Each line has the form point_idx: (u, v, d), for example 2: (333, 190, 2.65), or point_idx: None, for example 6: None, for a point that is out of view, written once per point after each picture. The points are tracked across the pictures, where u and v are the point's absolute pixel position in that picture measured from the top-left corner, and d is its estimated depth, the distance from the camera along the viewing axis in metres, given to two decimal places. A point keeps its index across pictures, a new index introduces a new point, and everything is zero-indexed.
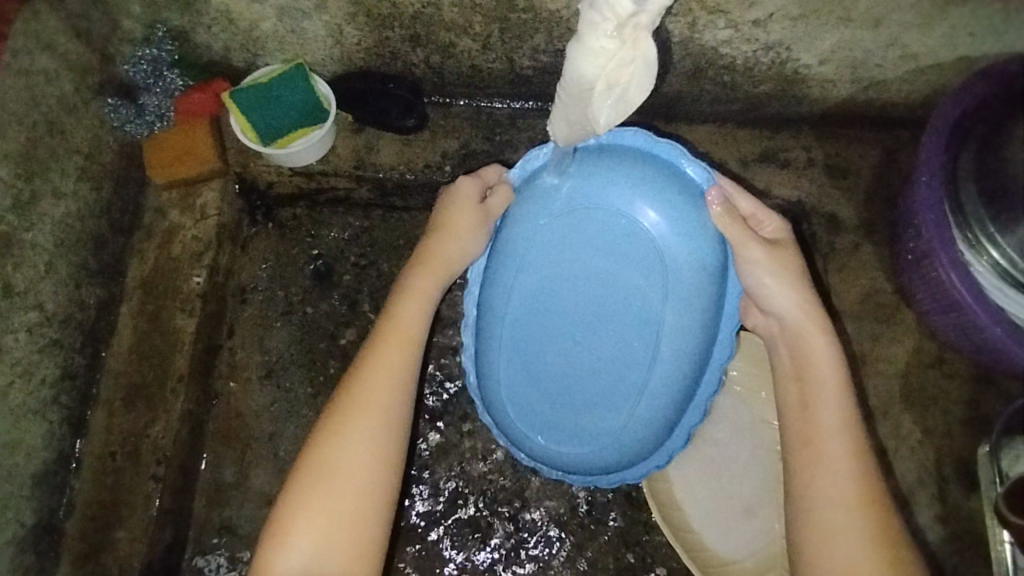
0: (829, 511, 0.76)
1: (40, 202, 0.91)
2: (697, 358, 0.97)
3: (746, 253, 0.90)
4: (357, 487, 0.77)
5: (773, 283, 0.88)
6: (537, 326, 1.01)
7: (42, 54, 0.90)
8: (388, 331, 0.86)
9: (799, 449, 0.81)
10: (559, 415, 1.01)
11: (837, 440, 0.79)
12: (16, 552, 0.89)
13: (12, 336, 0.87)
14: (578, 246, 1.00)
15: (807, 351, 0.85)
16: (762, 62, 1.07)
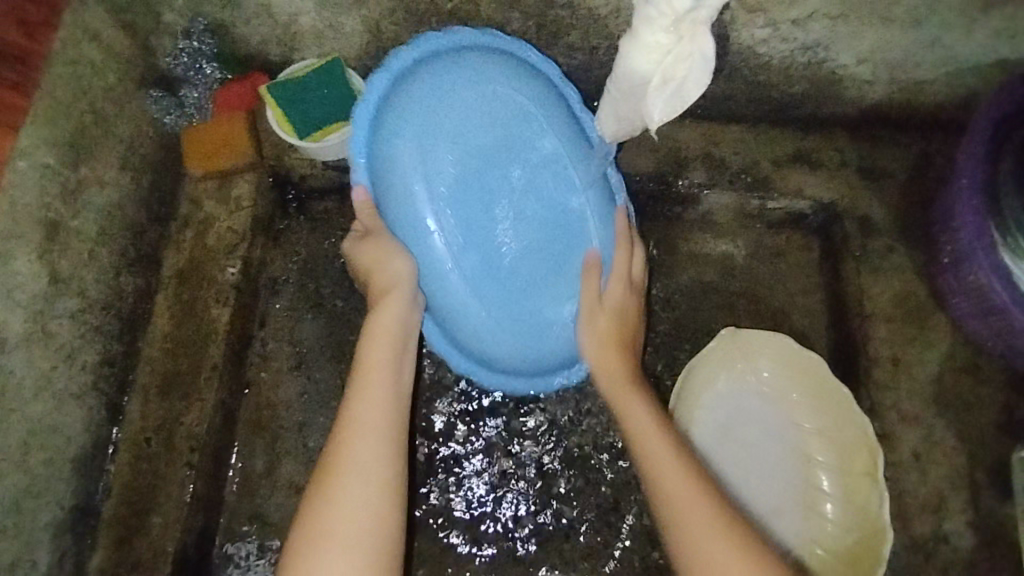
0: (711, 549, 0.71)
1: (85, 190, 0.92)
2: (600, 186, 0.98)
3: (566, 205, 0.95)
4: (370, 511, 0.73)
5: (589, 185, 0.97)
6: (456, 246, 0.93)
7: (90, 45, 0.92)
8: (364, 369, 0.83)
9: (657, 494, 0.78)
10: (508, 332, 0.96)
11: (679, 470, 0.78)
12: (55, 534, 0.90)
13: (56, 321, 0.89)
14: (468, 143, 0.92)
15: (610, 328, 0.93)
16: (799, 62, 1.06)
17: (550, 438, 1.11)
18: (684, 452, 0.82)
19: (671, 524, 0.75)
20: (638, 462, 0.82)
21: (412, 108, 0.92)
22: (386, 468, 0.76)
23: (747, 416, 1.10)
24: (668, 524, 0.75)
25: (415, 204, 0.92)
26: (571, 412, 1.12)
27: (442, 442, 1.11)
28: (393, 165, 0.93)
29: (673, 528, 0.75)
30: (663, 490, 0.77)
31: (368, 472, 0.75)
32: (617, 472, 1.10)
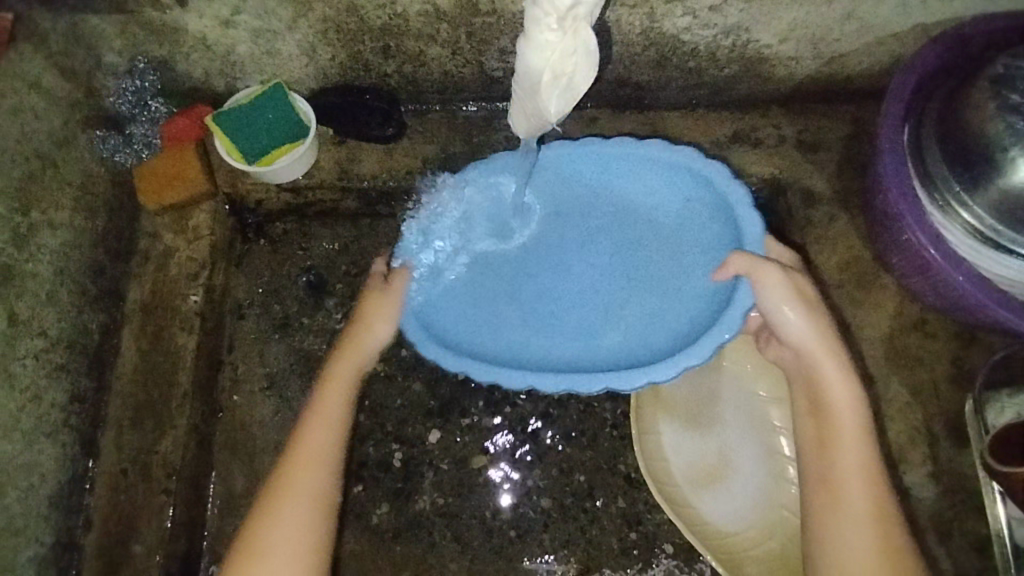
0: (858, 543, 0.83)
1: (37, 234, 0.95)
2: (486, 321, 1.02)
3: (779, 318, 0.92)
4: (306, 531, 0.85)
5: (792, 315, 0.91)
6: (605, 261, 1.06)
7: (29, 93, 0.95)
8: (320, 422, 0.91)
9: (826, 481, 0.88)
10: (667, 241, 1.04)
11: (860, 489, 0.86)
12: (37, 570, 0.92)
13: (19, 363, 0.92)
14: (489, 251, 1.06)
15: (825, 395, 0.91)
16: (724, 46, 1.10)
17: (520, 433, 1.14)
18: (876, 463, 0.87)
19: (834, 525, 0.85)
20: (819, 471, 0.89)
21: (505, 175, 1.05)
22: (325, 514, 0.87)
23: (712, 392, 1.11)
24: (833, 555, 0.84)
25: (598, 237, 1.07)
26: (539, 404, 1.15)
27: (416, 446, 1.13)
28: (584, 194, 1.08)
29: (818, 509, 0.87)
30: (841, 507, 0.85)
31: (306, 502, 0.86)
32: (589, 459, 1.12)
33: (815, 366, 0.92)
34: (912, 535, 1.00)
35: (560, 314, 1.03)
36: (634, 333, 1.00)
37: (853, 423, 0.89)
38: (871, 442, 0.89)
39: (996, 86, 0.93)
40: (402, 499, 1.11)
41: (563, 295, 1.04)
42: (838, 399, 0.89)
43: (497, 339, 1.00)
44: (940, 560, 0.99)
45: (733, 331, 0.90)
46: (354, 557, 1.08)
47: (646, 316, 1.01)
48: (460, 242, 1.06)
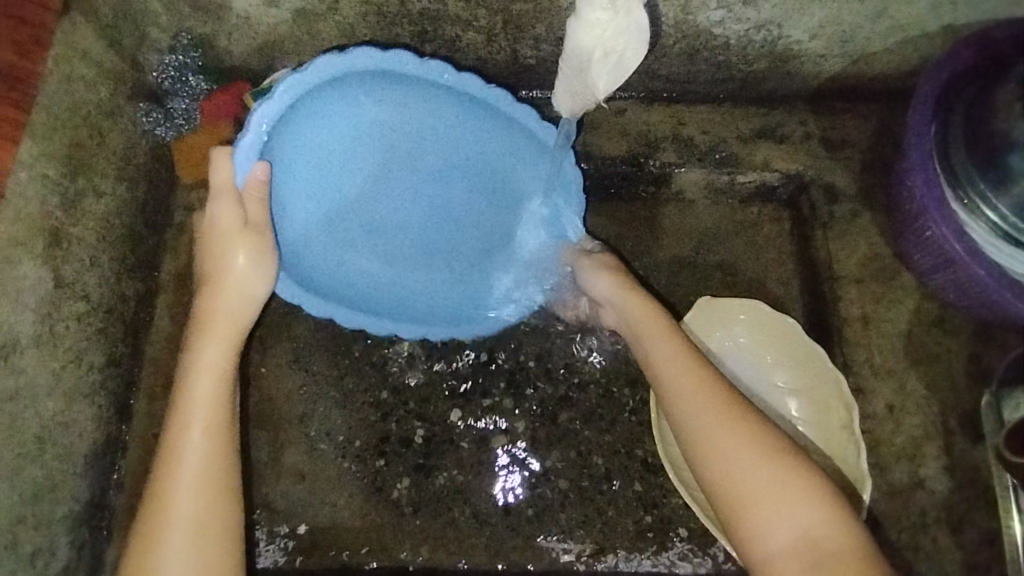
0: (759, 482, 0.80)
1: (83, 200, 0.98)
2: (326, 232, 1.12)
3: (608, 284, 1.04)
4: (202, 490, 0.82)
5: (605, 283, 1.04)
6: (427, 206, 1.16)
7: (79, 63, 0.98)
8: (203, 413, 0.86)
9: (695, 447, 0.85)
10: (500, 199, 1.16)
11: (716, 426, 0.85)
12: (72, 526, 0.95)
13: (62, 324, 0.94)
14: (344, 167, 1.11)
15: (655, 354, 0.95)
16: (755, 40, 1.12)
17: (540, 415, 1.16)
18: (725, 394, 0.88)
19: (722, 484, 0.82)
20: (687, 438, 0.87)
21: (395, 95, 1.07)
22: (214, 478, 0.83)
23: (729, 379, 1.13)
24: (752, 529, 0.79)
25: (436, 179, 1.15)
26: (560, 388, 1.17)
27: (438, 424, 1.15)
28: (448, 132, 1.12)
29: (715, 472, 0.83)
30: (714, 466, 0.83)
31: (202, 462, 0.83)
32: (607, 443, 1.14)
33: (662, 329, 0.97)
34: (925, 526, 1.01)
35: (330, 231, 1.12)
36: (435, 277, 1.16)
37: (689, 372, 0.91)
38: (711, 380, 0.90)
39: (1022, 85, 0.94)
40: (422, 473, 1.13)
41: (403, 217, 1.16)
42: (662, 352, 0.95)
43: (343, 274, 1.12)
44: (952, 551, 1.00)
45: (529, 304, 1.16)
46: (375, 529, 1.11)
47: (435, 263, 1.17)
48: (309, 147, 1.05)
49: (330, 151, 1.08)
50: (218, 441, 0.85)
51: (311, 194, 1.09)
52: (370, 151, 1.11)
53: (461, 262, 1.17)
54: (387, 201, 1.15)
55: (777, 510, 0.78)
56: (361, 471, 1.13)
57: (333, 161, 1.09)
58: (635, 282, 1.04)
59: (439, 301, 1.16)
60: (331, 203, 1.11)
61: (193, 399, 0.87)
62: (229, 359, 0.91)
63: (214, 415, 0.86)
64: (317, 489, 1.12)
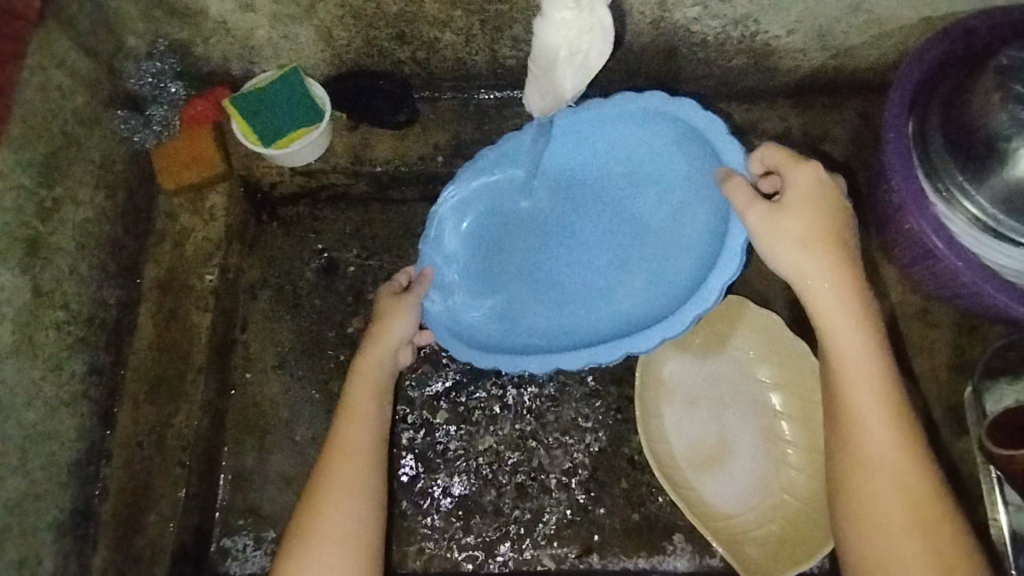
0: (897, 523, 0.75)
1: (62, 209, 0.98)
2: (503, 307, 1.03)
3: (790, 225, 0.82)
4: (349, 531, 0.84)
5: (795, 251, 0.82)
6: (611, 230, 1.04)
7: (55, 71, 0.97)
8: (352, 416, 0.92)
9: (845, 457, 0.79)
10: (675, 203, 1.00)
11: (891, 463, 0.77)
12: (56, 535, 0.94)
13: (42, 333, 0.94)
14: (512, 224, 1.06)
15: (838, 349, 0.81)
16: (733, 37, 1.12)
17: (526, 415, 1.16)
18: (892, 412, 0.78)
19: (857, 506, 0.77)
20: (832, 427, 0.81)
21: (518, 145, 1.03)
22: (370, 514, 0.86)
23: (716, 376, 1.13)
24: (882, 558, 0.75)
25: (615, 200, 1.05)
26: (546, 388, 1.17)
27: (424, 426, 1.15)
28: (596, 146, 1.04)
29: (861, 508, 0.77)
30: (864, 490, 0.77)
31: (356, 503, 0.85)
32: (593, 441, 1.14)
33: (850, 319, 0.81)
34: None
35: (512, 276, 1.04)
36: (645, 296, 0.99)
37: (870, 381, 0.79)
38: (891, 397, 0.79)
39: (999, 77, 0.94)
40: (409, 476, 1.13)
41: (546, 263, 1.05)
42: (858, 361, 0.80)
43: (519, 325, 1.01)
44: None
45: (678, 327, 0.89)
46: None
47: (635, 280, 1.01)
48: (500, 231, 1.05)
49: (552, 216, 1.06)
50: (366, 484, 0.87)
51: (487, 266, 1.04)
52: (579, 187, 1.06)
53: (635, 279, 1.01)
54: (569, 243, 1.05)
55: (898, 540, 0.75)
56: None
57: (523, 219, 1.06)
58: (845, 228, 0.83)
59: (608, 329, 0.98)
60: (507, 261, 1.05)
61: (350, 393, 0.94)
62: (382, 377, 0.95)
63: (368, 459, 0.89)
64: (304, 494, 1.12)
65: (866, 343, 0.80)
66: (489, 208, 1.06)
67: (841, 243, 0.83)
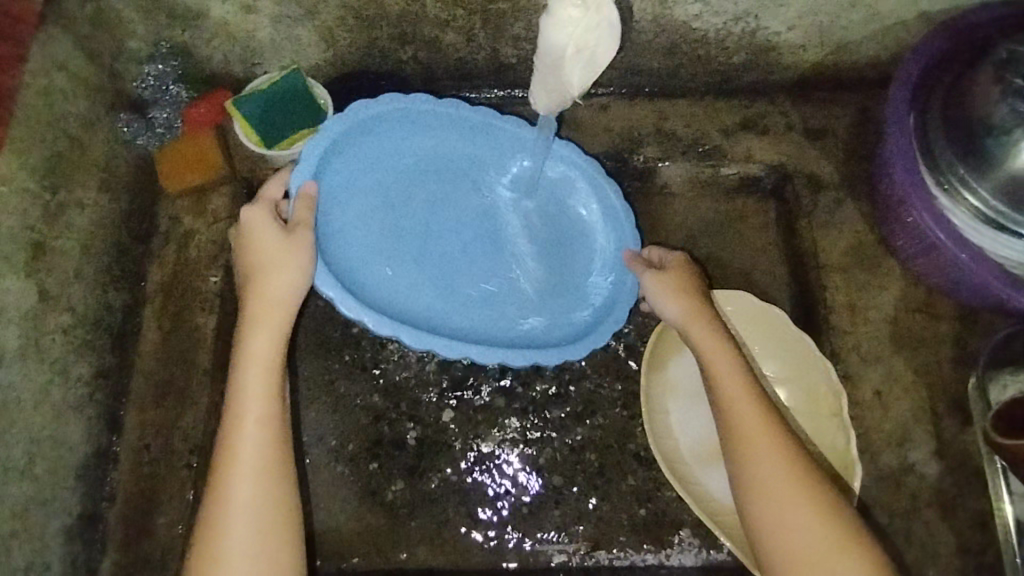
0: (808, 539, 0.82)
1: (66, 212, 0.98)
2: (391, 267, 1.06)
3: (661, 287, 0.98)
4: (256, 508, 0.82)
5: (667, 302, 0.97)
6: (484, 236, 1.11)
7: (57, 75, 0.97)
8: (245, 388, 0.87)
9: (753, 483, 0.86)
10: (568, 234, 1.12)
11: (786, 487, 0.84)
12: (64, 539, 0.94)
13: (49, 337, 0.94)
14: (399, 197, 1.09)
15: (723, 385, 0.92)
16: (733, 33, 1.13)
17: (533, 414, 1.16)
18: (782, 444, 0.87)
19: (775, 538, 0.83)
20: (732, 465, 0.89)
21: (435, 133, 1.11)
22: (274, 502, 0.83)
23: None
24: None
25: (513, 211, 1.12)
26: (553, 387, 1.17)
27: (430, 425, 1.16)
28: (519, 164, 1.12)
29: (770, 536, 0.84)
30: (768, 512, 0.84)
31: (251, 485, 0.83)
32: (599, 438, 1.15)
33: (718, 360, 0.93)
34: (916, 511, 1.02)
35: (364, 246, 1.05)
36: (528, 308, 1.08)
37: (755, 416, 0.89)
38: (773, 426, 0.89)
39: (1000, 70, 0.95)
40: (416, 476, 1.13)
41: (418, 240, 1.08)
42: (739, 396, 0.91)
43: (378, 289, 1.03)
44: (945, 535, 1.01)
45: (586, 348, 1.01)
46: (371, 533, 1.11)
47: (518, 293, 1.08)
48: (385, 202, 1.08)
49: (436, 193, 1.11)
50: (262, 464, 0.84)
51: (357, 222, 1.06)
52: (475, 181, 1.12)
53: (518, 293, 1.08)
54: (445, 229, 1.10)
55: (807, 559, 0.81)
56: (354, 475, 1.13)
57: (444, 199, 1.11)
58: (703, 292, 0.99)
59: (489, 331, 1.05)
60: (358, 227, 1.06)
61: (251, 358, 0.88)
62: (280, 335, 0.90)
63: (254, 439, 0.85)
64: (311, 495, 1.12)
65: (742, 381, 0.92)
66: (382, 175, 1.09)
67: (711, 311, 0.98)
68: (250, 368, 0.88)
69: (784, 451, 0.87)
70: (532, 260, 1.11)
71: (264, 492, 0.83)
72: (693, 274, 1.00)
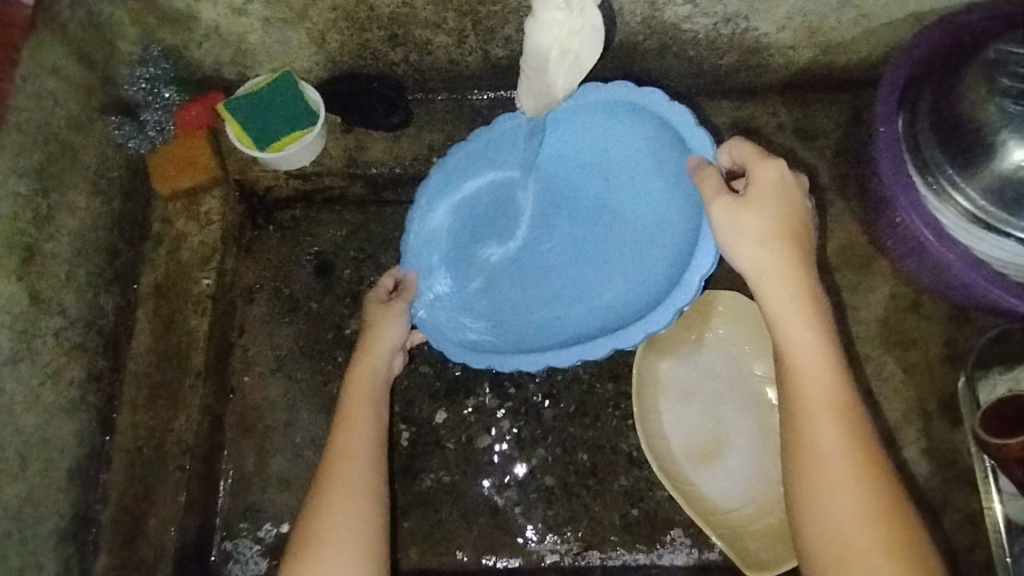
0: (866, 568, 0.71)
1: (57, 215, 0.98)
2: (485, 303, 1.05)
3: (728, 226, 0.84)
4: (344, 546, 0.83)
5: (750, 246, 0.83)
6: (583, 231, 1.07)
7: (48, 78, 0.98)
8: (349, 426, 0.93)
9: (805, 481, 0.77)
10: (637, 207, 1.04)
11: (851, 487, 0.74)
12: (58, 541, 0.94)
13: (41, 340, 0.94)
14: (488, 222, 1.08)
15: (793, 355, 0.81)
16: (724, 34, 1.13)
17: (526, 414, 1.16)
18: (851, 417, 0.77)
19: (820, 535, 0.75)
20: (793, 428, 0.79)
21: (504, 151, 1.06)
22: (364, 543, 0.84)
23: (709, 371, 1.14)
24: None
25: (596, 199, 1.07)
26: (545, 388, 1.17)
27: (423, 426, 1.16)
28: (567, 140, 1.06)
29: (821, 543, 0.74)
30: (830, 512, 0.74)
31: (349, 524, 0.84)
32: (592, 439, 1.15)
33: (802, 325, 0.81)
34: None
35: (484, 281, 1.06)
36: (616, 293, 1.02)
37: (827, 401, 0.78)
38: (849, 419, 0.77)
39: (989, 70, 0.95)
40: (409, 477, 1.14)
41: (531, 263, 1.07)
42: (810, 374, 0.79)
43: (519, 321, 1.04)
44: (935, 532, 1.01)
45: (665, 323, 0.91)
46: None
47: (614, 281, 1.03)
48: (481, 227, 1.07)
49: (525, 208, 1.08)
50: (365, 506, 0.86)
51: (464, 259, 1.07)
52: (563, 187, 1.08)
53: (614, 282, 1.03)
54: (536, 240, 1.08)
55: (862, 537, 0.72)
56: None
57: (534, 212, 1.08)
58: (796, 236, 0.83)
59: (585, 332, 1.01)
60: (476, 256, 1.07)
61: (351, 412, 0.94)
62: (379, 378, 0.97)
63: (363, 479, 0.88)
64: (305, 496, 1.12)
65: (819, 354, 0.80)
66: (466, 207, 1.07)
67: (803, 255, 0.83)
68: (358, 414, 0.94)
69: (850, 446, 0.76)
70: (621, 244, 1.05)
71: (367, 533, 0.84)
72: (791, 209, 0.83)
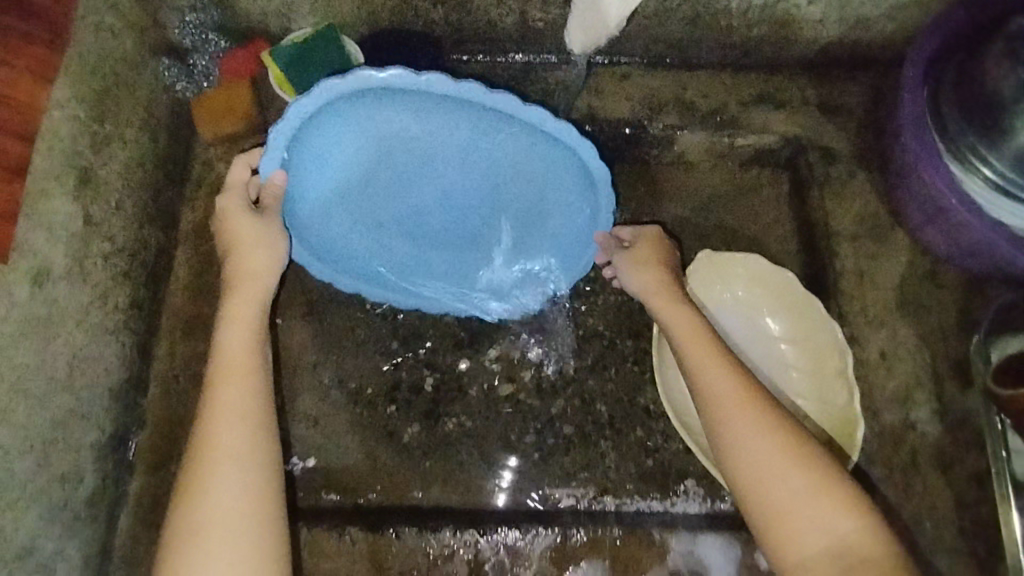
0: (799, 500, 0.81)
1: (110, 145, 1.02)
2: (342, 244, 1.12)
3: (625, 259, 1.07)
4: (238, 455, 0.83)
5: (637, 273, 1.05)
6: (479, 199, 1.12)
7: (108, 14, 1.02)
8: (229, 355, 0.89)
9: (732, 439, 0.86)
10: (549, 191, 1.11)
11: (766, 435, 0.85)
12: (97, 455, 0.98)
13: (91, 261, 0.98)
14: (382, 178, 1.08)
15: (688, 336, 0.96)
16: (756, 5, 1.16)
17: (546, 366, 1.20)
18: (776, 414, 0.87)
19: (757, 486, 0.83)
20: (729, 438, 0.87)
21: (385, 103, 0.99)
22: (243, 451, 0.83)
23: (727, 332, 1.16)
24: (788, 535, 0.80)
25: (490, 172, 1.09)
26: (566, 341, 1.21)
27: (447, 373, 1.19)
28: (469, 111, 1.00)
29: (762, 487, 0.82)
30: (756, 459, 0.84)
31: (231, 436, 0.84)
32: (610, 392, 1.18)
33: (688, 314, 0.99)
34: (914, 466, 1.06)
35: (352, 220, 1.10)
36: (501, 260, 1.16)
37: (725, 366, 0.91)
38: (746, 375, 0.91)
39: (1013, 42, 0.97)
40: (431, 419, 1.17)
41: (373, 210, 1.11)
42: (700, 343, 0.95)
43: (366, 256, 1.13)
44: (941, 489, 1.05)
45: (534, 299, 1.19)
46: (387, 471, 1.15)
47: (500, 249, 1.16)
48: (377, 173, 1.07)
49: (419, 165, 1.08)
50: (249, 410, 0.86)
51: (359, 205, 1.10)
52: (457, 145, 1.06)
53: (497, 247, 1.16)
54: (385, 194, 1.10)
55: (812, 522, 0.80)
56: (372, 417, 1.17)
57: (435, 166, 1.08)
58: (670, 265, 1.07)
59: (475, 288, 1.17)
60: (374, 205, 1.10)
61: (222, 350, 0.90)
62: (259, 312, 0.94)
63: (239, 386, 0.87)
64: (331, 433, 1.16)
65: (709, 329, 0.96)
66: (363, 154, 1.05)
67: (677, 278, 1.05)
68: (232, 328, 0.92)
69: (760, 401, 0.88)
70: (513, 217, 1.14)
71: (252, 438, 0.84)
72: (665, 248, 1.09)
